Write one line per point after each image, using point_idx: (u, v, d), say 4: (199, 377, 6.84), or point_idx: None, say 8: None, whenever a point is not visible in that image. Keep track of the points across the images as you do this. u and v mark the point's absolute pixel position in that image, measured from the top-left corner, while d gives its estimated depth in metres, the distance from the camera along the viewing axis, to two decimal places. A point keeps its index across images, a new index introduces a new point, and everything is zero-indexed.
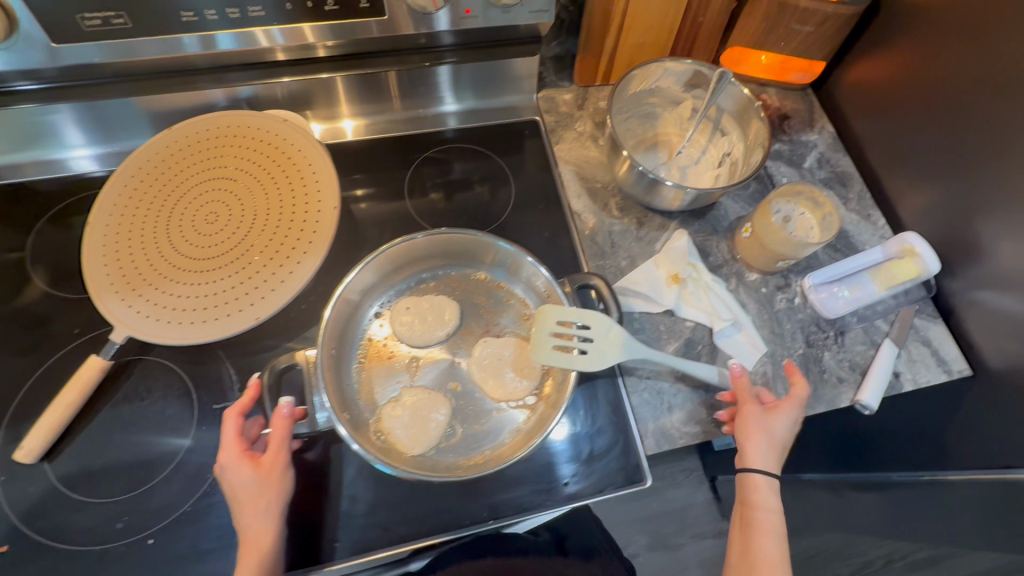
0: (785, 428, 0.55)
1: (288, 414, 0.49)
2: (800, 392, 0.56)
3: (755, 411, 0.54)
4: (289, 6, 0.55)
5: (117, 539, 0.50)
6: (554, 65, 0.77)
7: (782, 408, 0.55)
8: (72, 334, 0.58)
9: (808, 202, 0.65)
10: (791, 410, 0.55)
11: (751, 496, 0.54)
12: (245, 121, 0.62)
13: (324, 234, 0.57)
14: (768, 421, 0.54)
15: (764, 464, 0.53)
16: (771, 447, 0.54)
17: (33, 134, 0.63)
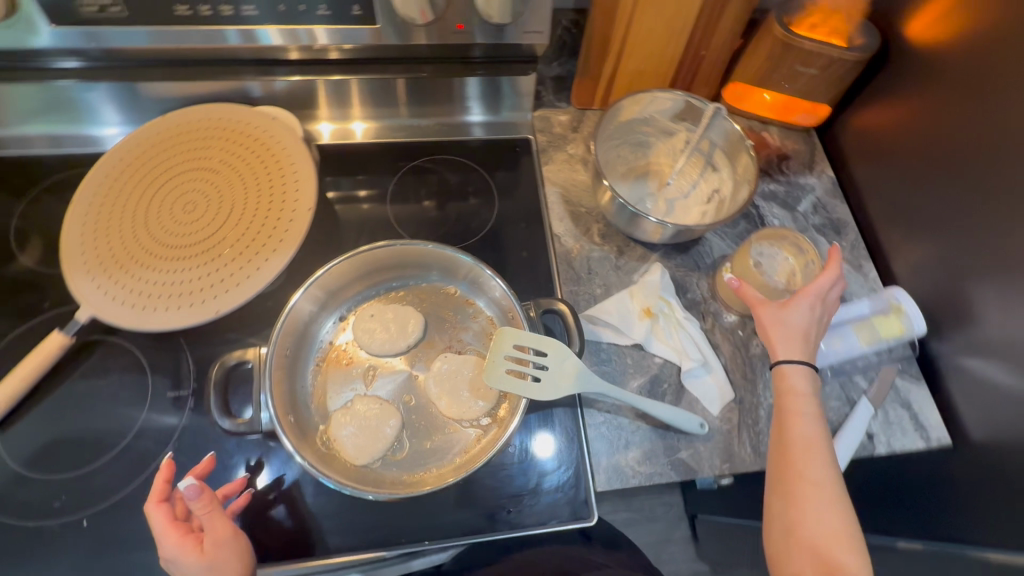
0: (804, 315, 0.53)
1: (198, 494, 0.44)
2: (822, 277, 0.54)
3: (765, 308, 0.54)
4: (281, 8, 0.56)
5: (53, 517, 0.50)
6: (553, 86, 0.76)
7: (799, 295, 0.53)
8: (43, 307, 0.59)
9: (793, 248, 0.62)
10: (806, 296, 0.53)
11: (777, 386, 0.53)
12: (236, 116, 0.63)
13: (296, 233, 0.57)
14: (782, 313, 0.53)
15: (784, 353, 0.53)
16: (791, 339, 0.53)
17: (47, 110, 0.64)
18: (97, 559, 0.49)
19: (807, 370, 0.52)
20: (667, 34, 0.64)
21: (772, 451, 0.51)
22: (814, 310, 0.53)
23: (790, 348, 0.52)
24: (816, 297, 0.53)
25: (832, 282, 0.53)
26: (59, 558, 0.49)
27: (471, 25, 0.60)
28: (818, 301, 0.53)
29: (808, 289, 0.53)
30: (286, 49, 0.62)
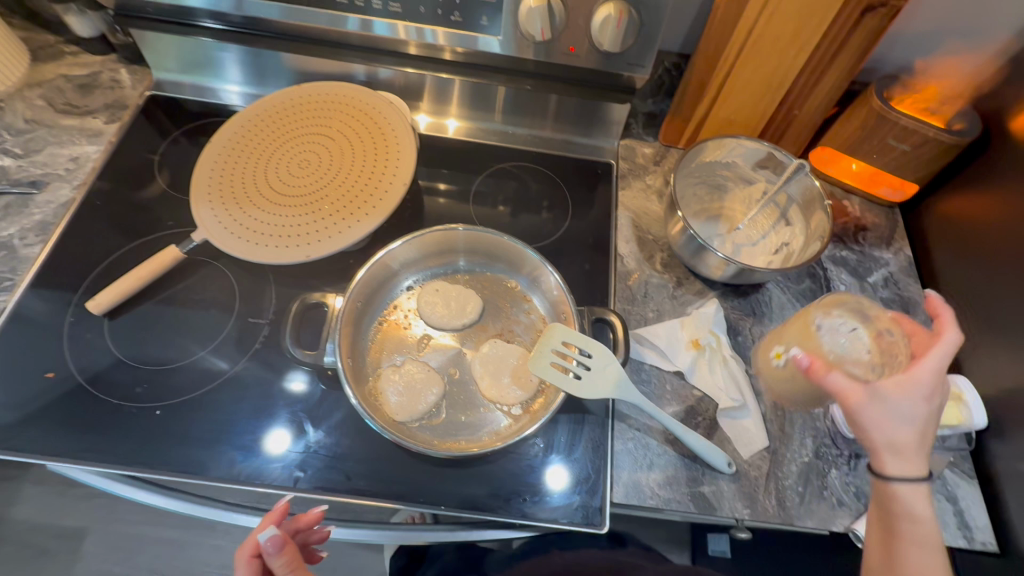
0: (914, 408, 0.44)
1: (277, 547, 0.49)
2: (933, 351, 0.45)
3: (864, 406, 0.44)
4: (422, 9, 0.63)
5: (133, 401, 0.57)
6: (644, 121, 0.81)
7: (908, 378, 0.45)
8: (166, 225, 0.68)
9: (856, 316, 0.53)
10: (917, 382, 0.44)
11: (891, 505, 0.46)
12: (359, 95, 0.71)
13: (389, 203, 0.63)
14: (886, 408, 0.44)
15: (896, 464, 0.46)
16: (901, 443, 0.45)
17: (201, 63, 0.75)
18: (159, 446, 0.55)
19: (923, 480, 0.46)
20: (764, 89, 0.67)
21: (879, 566, 0.47)
22: (929, 398, 0.45)
23: (898, 455, 0.45)
24: (930, 381, 0.45)
25: (950, 355, 0.45)
26: (129, 437, 0.55)
27: (582, 49, 0.65)
28: (932, 386, 0.45)
29: (919, 371, 0.45)
30: (408, 44, 0.70)
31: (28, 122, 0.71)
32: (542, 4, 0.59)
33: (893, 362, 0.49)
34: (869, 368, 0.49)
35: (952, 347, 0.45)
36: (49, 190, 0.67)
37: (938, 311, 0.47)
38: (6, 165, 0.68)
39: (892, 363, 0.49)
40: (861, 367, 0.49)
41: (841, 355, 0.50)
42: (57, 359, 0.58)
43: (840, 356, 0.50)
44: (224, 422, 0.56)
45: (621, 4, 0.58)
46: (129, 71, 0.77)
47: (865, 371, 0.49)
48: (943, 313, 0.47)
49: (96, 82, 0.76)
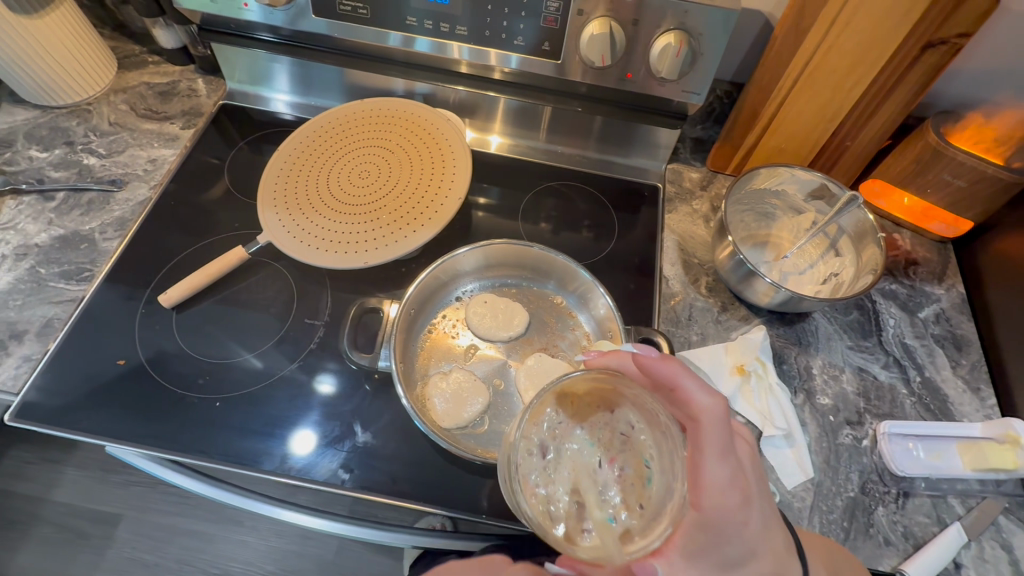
0: (732, 539, 0.40)
1: None
2: (708, 456, 0.40)
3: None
4: (486, 33, 0.66)
5: (195, 392, 0.60)
6: (692, 145, 0.82)
7: (702, 517, 0.40)
8: (232, 226, 0.72)
9: (587, 401, 0.49)
10: (714, 520, 0.40)
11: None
12: (419, 112, 0.74)
13: (444, 215, 0.66)
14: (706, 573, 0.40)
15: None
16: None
17: (259, 74, 0.80)
18: (216, 436, 0.57)
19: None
20: (816, 119, 0.68)
21: None
22: (742, 520, 0.40)
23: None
24: (726, 506, 0.40)
25: (728, 454, 0.40)
26: (190, 425, 0.58)
27: (638, 75, 0.67)
28: (735, 508, 0.40)
29: (707, 504, 0.40)
30: (461, 63, 0.73)
31: (112, 125, 0.76)
32: (605, 31, 0.61)
33: (656, 431, 0.46)
34: (639, 457, 0.46)
35: (721, 431, 0.40)
36: (127, 189, 0.72)
37: (691, 396, 0.42)
38: (91, 164, 0.73)
39: (669, 446, 0.44)
40: (631, 471, 0.46)
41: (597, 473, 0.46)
42: (127, 348, 0.62)
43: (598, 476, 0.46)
44: (278, 417, 0.59)
45: (682, 34, 0.60)
46: (204, 81, 0.82)
47: (637, 471, 0.46)
48: (699, 398, 0.41)
49: (174, 90, 0.81)
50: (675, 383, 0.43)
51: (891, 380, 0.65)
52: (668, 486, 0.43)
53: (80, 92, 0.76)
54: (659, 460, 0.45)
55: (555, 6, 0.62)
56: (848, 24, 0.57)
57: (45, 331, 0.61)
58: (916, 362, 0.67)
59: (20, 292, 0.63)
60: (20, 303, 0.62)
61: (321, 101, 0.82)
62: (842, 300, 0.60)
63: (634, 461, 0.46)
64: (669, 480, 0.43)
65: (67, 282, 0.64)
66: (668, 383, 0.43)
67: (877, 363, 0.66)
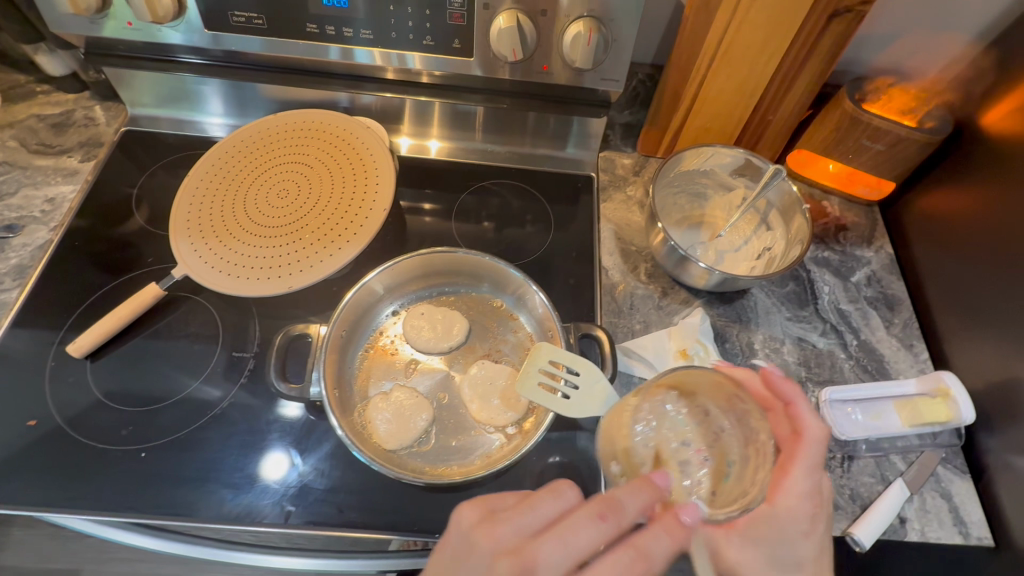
0: (792, 551, 0.42)
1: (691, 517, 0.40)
2: (798, 468, 0.43)
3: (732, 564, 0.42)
4: (393, 35, 0.63)
5: (119, 444, 0.56)
6: (621, 131, 0.81)
7: (772, 511, 0.42)
8: (146, 260, 0.67)
9: (695, 409, 0.52)
10: (780, 516, 0.42)
11: None
12: (334, 120, 0.71)
13: (370, 228, 0.63)
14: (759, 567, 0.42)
15: None
16: None
17: (185, 97, 0.74)
18: (146, 488, 0.54)
19: None
20: (737, 96, 0.68)
21: None
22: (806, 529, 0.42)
23: None
24: (800, 516, 0.42)
25: (818, 475, 0.43)
26: (114, 479, 0.54)
27: (555, 67, 0.66)
28: (806, 518, 0.42)
29: (781, 503, 0.42)
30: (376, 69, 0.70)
31: (2, 164, 0.71)
32: (513, 24, 0.59)
33: (751, 443, 0.48)
34: (723, 457, 0.49)
35: (818, 456, 0.44)
36: (25, 233, 0.67)
37: (802, 415, 0.45)
38: None
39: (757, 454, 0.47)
40: (712, 459, 0.50)
41: (681, 451, 0.50)
42: (38, 406, 0.57)
43: (679, 458, 0.50)
44: (213, 461, 0.56)
45: (591, 21, 0.59)
46: (103, 107, 0.77)
47: (716, 467, 0.49)
48: (810, 420, 0.45)
49: (69, 120, 0.75)
50: (789, 400, 0.47)
51: (829, 346, 0.66)
52: (744, 487, 0.46)
53: None
54: (741, 464, 0.48)
55: (459, 1, 0.59)
56: (752, 4, 0.57)
57: None
58: (851, 326, 0.68)
59: None
60: None
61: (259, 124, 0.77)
62: (774, 276, 0.60)
63: (719, 449, 0.50)
64: (745, 483, 0.46)
65: None
66: (784, 399, 0.47)
67: (815, 332, 0.67)
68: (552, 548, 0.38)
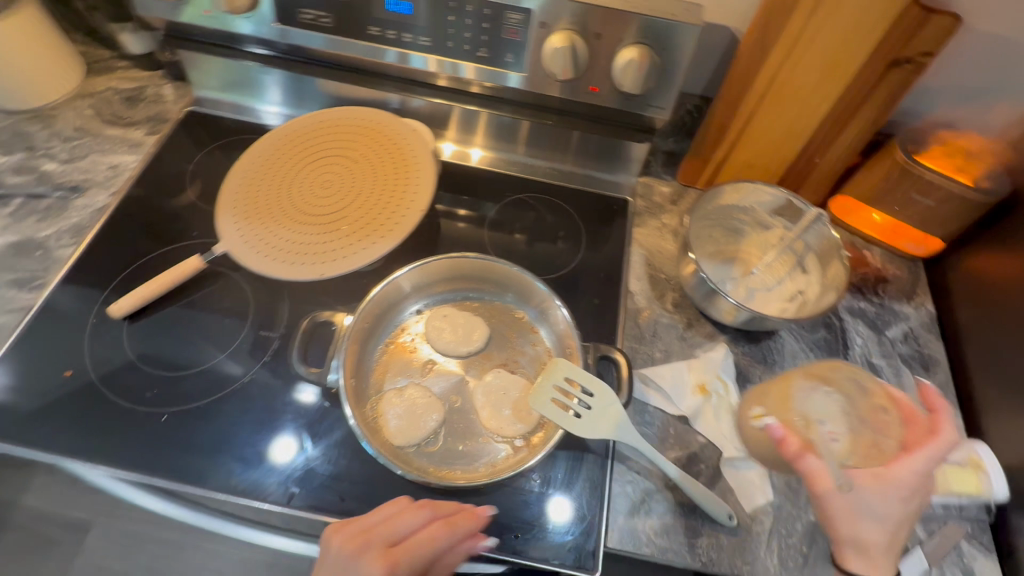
0: (885, 506, 0.51)
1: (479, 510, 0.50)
2: (925, 450, 0.51)
3: (831, 493, 0.51)
4: (450, 44, 0.65)
5: (143, 405, 0.58)
6: (663, 159, 0.81)
7: (888, 473, 0.51)
8: (191, 234, 0.70)
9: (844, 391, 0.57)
10: (892, 480, 0.51)
11: None
12: (383, 120, 0.74)
13: (405, 227, 0.65)
14: (853, 504, 0.51)
15: (854, 559, 0.51)
16: (864, 535, 0.51)
17: (249, 84, 0.78)
18: (163, 450, 0.56)
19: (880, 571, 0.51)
20: (785, 135, 0.68)
21: None
22: (906, 499, 0.51)
23: (864, 555, 0.51)
24: (907, 485, 0.51)
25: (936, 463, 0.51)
26: (134, 438, 0.57)
27: (603, 89, 0.66)
28: (909, 489, 0.51)
29: (896, 471, 0.51)
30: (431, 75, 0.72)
31: (75, 130, 0.75)
32: (567, 44, 0.60)
33: (869, 431, 0.54)
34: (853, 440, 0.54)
35: (943, 453, 0.52)
36: (86, 195, 0.71)
37: (945, 421, 0.53)
38: (50, 170, 0.72)
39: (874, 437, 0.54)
40: (841, 443, 0.54)
41: (816, 417, 0.55)
42: (76, 359, 0.60)
43: (817, 425, 0.54)
44: (228, 432, 0.57)
45: (644, 49, 0.60)
46: (172, 87, 0.81)
47: (846, 445, 0.53)
48: (949, 426, 0.53)
49: (140, 96, 0.80)
50: (936, 409, 0.54)
51: None
52: (862, 454, 0.53)
53: (42, 95, 0.75)
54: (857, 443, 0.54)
55: (517, 18, 0.61)
56: (810, 41, 0.58)
57: None
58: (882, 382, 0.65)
59: None
60: None
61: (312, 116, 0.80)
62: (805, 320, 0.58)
63: (852, 439, 0.54)
64: (869, 456, 0.53)
65: (19, 289, 0.63)
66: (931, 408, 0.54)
67: None
68: (385, 529, 0.47)
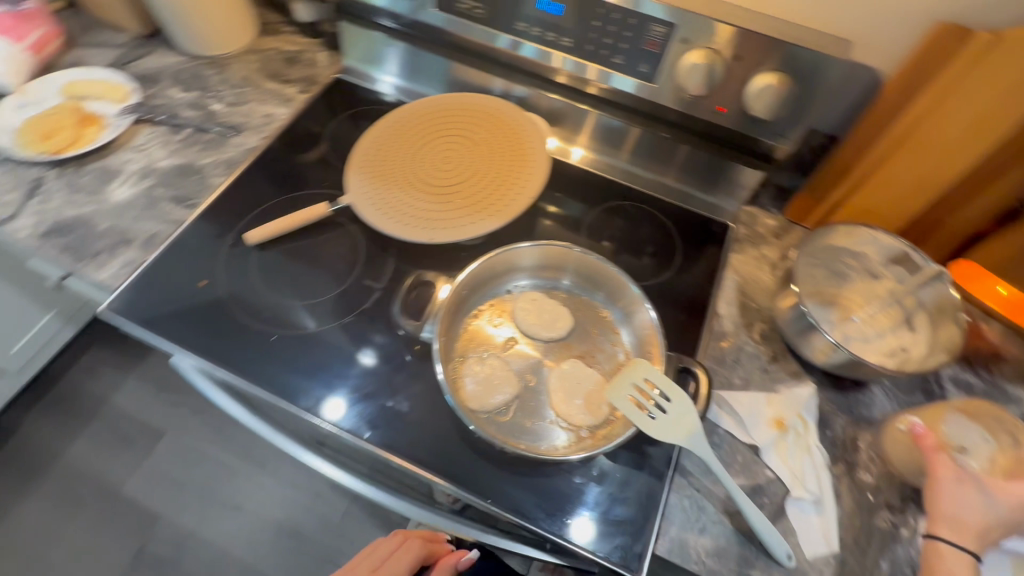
0: (996, 507, 0.48)
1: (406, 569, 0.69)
2: None
3: (948, 472, 0.49)
4: (588, 48, 0.69)
5: (259, 323, 0.67)
6: (773, 192, 0.80)
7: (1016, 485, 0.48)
8: (321, 185, 0.78)
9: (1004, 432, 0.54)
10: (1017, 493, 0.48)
11: None
12: (507, 111, 0.78)
13: (512, 210, 0.70)
14: (967, 492, 0.48)
15: (949, 532, 0.48)
16: (964, 515, 0.48)
17: (375, 56, 0.86)
18: (271, 365, 0.64)
19: (969, 556, 0.47)
20: (913, 187, 0.65)
21: None
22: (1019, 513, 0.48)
23: (956, 527, 0.48)
24: None
25: None
26: (251, 348, 0.65)
27: (731, 110, 0.67)
28: None
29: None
30: (557, 74, 0.76)
31: (241, 79, 0.86)
32: (704, 62, 0.62)
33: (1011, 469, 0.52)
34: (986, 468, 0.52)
35: None
36: (241, 136, 0.80)
37: None
38: (217, 109, 0.82)
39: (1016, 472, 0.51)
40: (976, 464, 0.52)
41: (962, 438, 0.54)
42: (213, 273, 0.69)
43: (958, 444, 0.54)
44: (326, 362, 0.64)
45: (784, 75, 0.61)
46: (326, 54, 0.90)
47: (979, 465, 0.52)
48: None
49: (299, 58, 0.89)
50: None
51: None
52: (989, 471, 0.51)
53: (222, 46, 0.87)
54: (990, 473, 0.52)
55: (660, 31, 0.63)
56: (953, 91, 0.57)
57: (149, 243, 0.70)
58: None
59: (137, 206, 0.72)
60: (135, 216, 0.71)
61: (422, 90, 0.86)
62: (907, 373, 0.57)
63: (989, 464, 0.52)
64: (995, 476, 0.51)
65: (176, 205, 0.73)
66: None
67: None
68: None
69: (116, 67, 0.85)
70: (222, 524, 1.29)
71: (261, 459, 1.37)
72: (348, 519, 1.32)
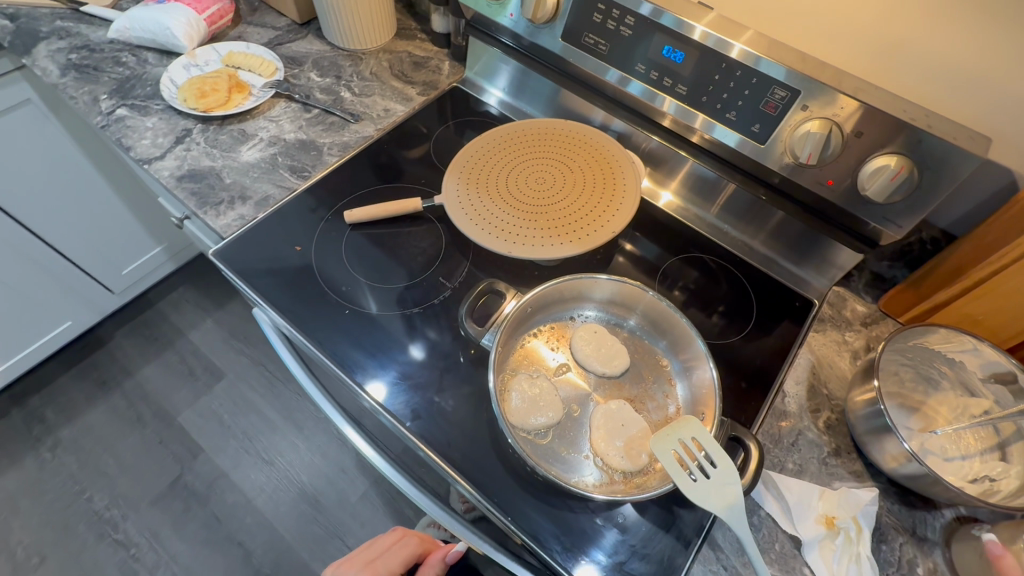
0: None
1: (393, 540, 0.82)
2: None
3: None
4: (702, 98, 0.69)
5: (337, 295, 0.71)
6: (869, 279, 0.76)
7: None
8: (419, 181, 0.83)
9: None
10: None
11: None
12: (609, 146, 0.80)
13: (593, 241, 0.70)
14: None
15: None
16: None
17: (490, 70, 0.91)
18: (338, 336, 0.68)
19: None
20: None
21: None
22: None
23: None
24: None
25: None
26: (325, 316, 0.69)
27: (840, 185, 0.65)
28: None
29: None
30: (664, 117, 0.76)
31: (371, 74, 0.94)
32: (823, 132, 0.61)
33: None
34: None
35: None
36: (360, 124, 0.87)
37: None
38: (345, 97, 0.90)
39: None
40: None
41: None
42: (308, 240, 0.75)
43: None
44: (388, 346, 0.67)
45: (905, 160, 0.58)
46: (450, 65, 0.97)
47: None
48: None
49: (425, 64, 0.96)
50: None
51: None
52: None
53: (361, 42, 0.95)
54: None
55: (781, 95, 0.62)
56: None
57: (262, 203, 0.77)
58: None
59: (260, 168, 0.80)
60: (255, 176, 0.79)
61: (524, 107, 0.91)
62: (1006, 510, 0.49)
63: None
64: None
65: (291, 174, 0.80)
66: None
67: None
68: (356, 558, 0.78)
69: (270, 46, 0.96)
70: (252, 474, 1.36)
71: (301, 423, 1.44)
72: (364, 502, 1.35)
